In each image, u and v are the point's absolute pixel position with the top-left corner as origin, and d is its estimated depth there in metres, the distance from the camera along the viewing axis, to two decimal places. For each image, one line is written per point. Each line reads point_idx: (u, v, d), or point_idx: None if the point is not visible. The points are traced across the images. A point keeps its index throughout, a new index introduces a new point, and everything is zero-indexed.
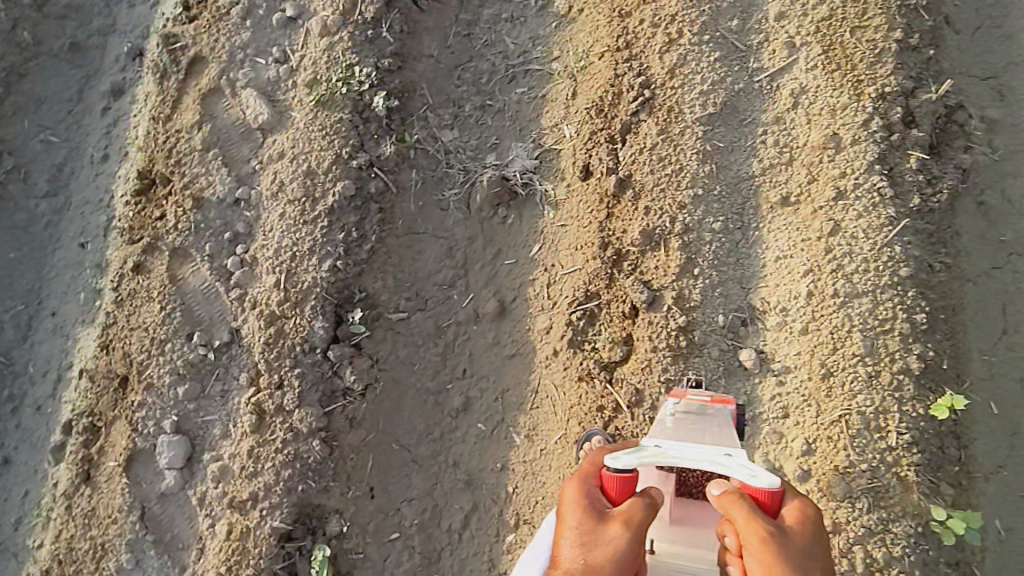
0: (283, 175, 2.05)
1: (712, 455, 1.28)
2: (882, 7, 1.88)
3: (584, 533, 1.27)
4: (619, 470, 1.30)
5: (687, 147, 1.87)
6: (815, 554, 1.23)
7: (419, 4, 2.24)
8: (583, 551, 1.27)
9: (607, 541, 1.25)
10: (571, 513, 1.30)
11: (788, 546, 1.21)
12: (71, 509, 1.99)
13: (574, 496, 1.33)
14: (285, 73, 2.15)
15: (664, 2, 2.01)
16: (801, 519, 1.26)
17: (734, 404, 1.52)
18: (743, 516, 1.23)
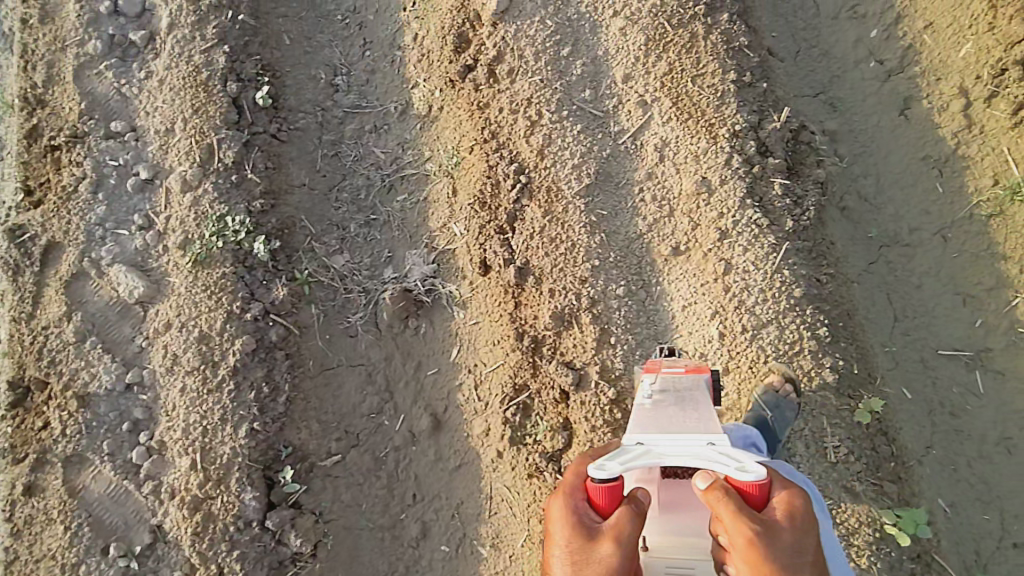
0: (175, 347, 1.95)
1: (697, 449, 1.27)
2: (713, 54, 2.03)
3: (574, 551, 1.26)
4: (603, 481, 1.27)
5: (574, 222, 1.92)
6: (801, 548, 1.21)
7: (279, 137, 2.23)
8: (575, 569, 1.25)
9: (598, 558, 1.23)
10: (560, 532, 1.28)
11: (774, 544, 1.19)
12: None
13: (561, 511, 1.31)
14: (153, 238, 2.06)
15: (517, 87, 2.07)
16: (790, 511, 1.23)
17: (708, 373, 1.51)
18: (728, 513, 1.20)
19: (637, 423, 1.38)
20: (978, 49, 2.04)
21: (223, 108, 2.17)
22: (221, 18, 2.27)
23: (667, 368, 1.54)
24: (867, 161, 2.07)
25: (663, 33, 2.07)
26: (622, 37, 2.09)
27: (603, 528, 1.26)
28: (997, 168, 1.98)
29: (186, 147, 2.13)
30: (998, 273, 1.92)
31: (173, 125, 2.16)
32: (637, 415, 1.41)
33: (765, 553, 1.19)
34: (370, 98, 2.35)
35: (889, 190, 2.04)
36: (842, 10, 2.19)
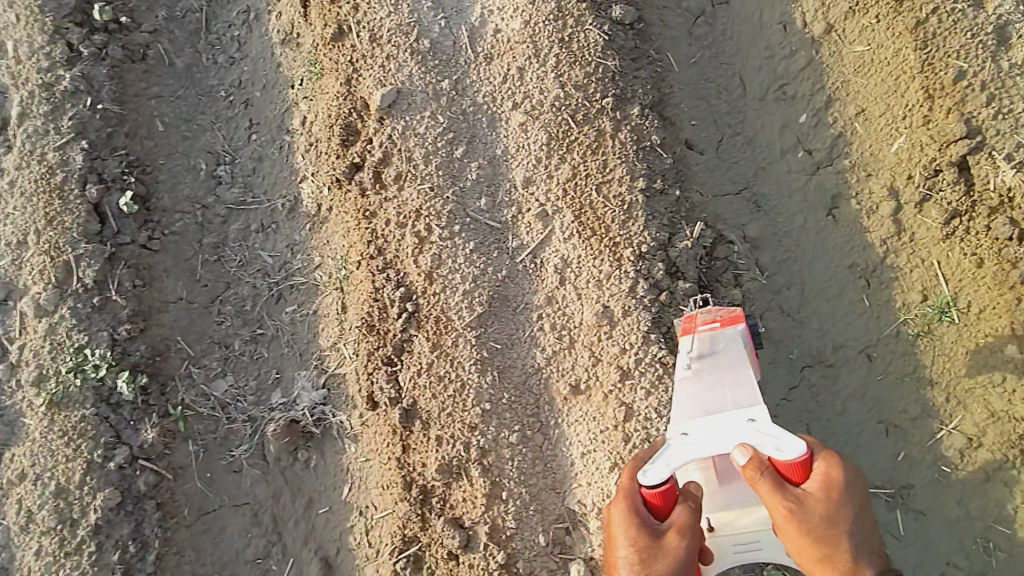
0: (29, 501, 1.83)
1: (737, 430, 1.53)
2: (621, 157, 1.83)
3: (642, 549, 1.47)
4: (655, 485, 1.50)
5: (463, 358, 1.77)
6: (836, 514, 1.46)
7: (150, 245, 2.03)
8: (642, 564, 1.47)
9: (666, 552, 1.46)
10: (624, 534, 1.49)
11: (814, 516, 1.44)
12: None
13: (621, 516, 1.51)
14: (4, 371, 1.92)
15: (405, 196, 1.88)
16: (827, 484, 1.47)
17: (744, 326, 1.60)
18: (767, 490, 1.46)
19: (681, 409, 1.59)
20: (911, 144, 1.86)
21: (81, 218, 1.97)
22: (78, 107, 2.03)
23: (704, 324, 1.62)
24: (792, 269, 1.89)
25: (566, 131, 1.85)
26: (523, 134, 1.88)
27: (663, 523, 1.49)
28: (926, 282, 1.82)
29: (39, 265, 1.95)
30: (924, 400, 1.77)
31: (25, 237, 1.98)
32: (681, 395, 1.60)
33: (807, 524, 1.44)
34: (257, 190, 2.14)
35: (812, 302, 1.88)
36: (769, 91, 1.97)
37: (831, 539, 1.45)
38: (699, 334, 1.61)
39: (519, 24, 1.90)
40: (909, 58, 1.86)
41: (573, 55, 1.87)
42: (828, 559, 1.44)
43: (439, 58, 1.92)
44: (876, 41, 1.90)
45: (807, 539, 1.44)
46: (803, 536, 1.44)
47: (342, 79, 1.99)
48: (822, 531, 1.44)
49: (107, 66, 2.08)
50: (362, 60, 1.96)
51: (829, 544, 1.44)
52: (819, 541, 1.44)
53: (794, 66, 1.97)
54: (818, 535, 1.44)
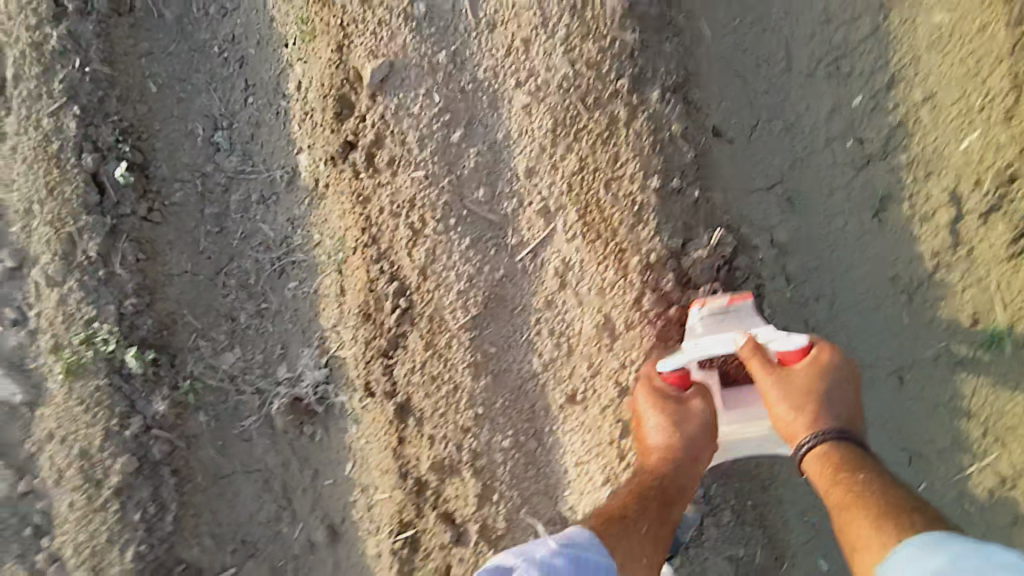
0: (60, 459, 1.98)
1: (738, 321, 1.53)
2: (635, 148, 1.64)
3: (670, 415, 1.50)
4: (672, 369, 1.53)
5: (457, 360, 1.74)
6: (821, 390, 1.44)
7: (151, 218, 2.03)
8: (674, 430, 1.49)
9: (694, 414, 1.50)
10: (652, 409, 1.53)
11: (795, 383, 1.44)
12: None
13: (645, 394, 1.56)
14: (26, 338, 2.02)
15: (399, 183, 1.77)
16: (815, 363, 1.47)
17: (750, 296, 1.56)
18: (756, 365, 1.47)
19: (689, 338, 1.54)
20: (986, 142, 1.60)
21: (81, 188, 1.94)
22: (68, 70, 1.95)
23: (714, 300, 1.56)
24: (824, 278, 1.72)
25: (574, 117, 1.67)
26: (527, 118, 1.71)
27: (686, 392, 1.54)
28: (979, 305, 1.62)
29: (46, 235, 1.97)
30: (954, 432, 1.64)
31: (30, 205, 1.98)
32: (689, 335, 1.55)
33: (789, 391, 1.44)
34: (256, 158, 2.06)
35: (842, 315, 1.71)
36: (820, 65, 1.71)
37: (811, 409, 1.43)
38: (709, 305, 1.55)
39: None
40: (998, 37, 1.58)
41: (585, 27, 1.66)
42: (804, 426, 1.43)
43: (435, 24, 1.76)
44: (960, 9, 1.61)
45: (786, 405, 1.44)
46: (783, 403, 1.44)
47: (332, 46, 1.85)
48: (803, 400, 1.43)
49: (93, 23, 1.99)
50: (353, 25, 1.82)
51: (809, 413, 1.43)
52: (796, 408, 1.43)
53: (854, 35, 1.69)
54: (797, 400, 1.43)
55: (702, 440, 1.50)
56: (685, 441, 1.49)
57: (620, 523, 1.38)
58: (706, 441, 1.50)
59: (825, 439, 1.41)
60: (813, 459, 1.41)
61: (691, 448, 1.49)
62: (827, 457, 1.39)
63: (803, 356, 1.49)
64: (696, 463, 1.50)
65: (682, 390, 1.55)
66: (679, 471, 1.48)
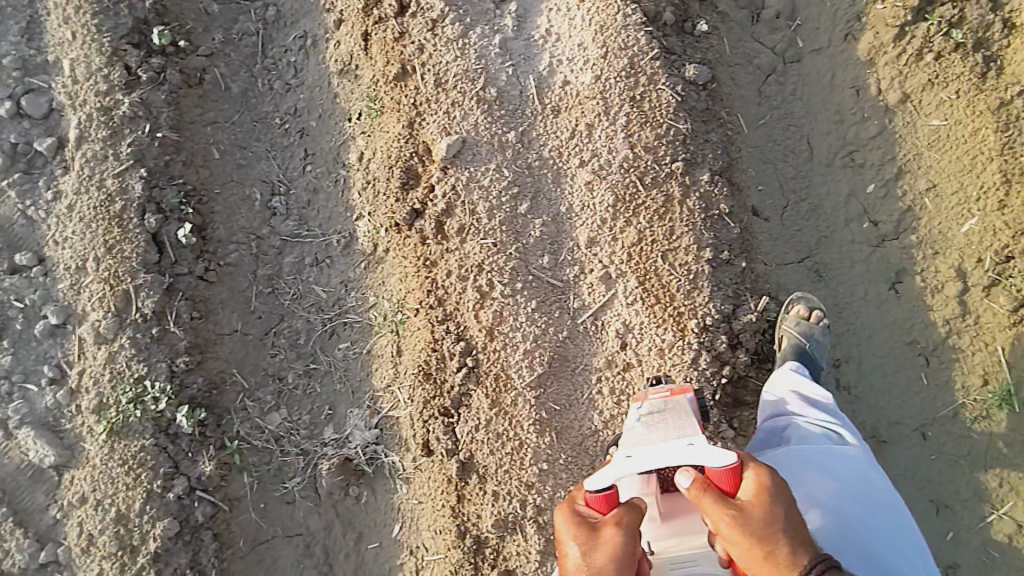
0: (90, 526, 1.88)
1: (681, 452, 1.29)
2: (687, 223, 1.88)
3: (582, 545, 1.28)
4: (601, 489, 1.31)
5: (522, 417, 1.85)
6: (777, 518, 1.25)
7: (207, 277, 2.04)
8: (585, 562, 1.27)
9: (606, 544, 1.27)
10: (567, 534, 1.32)
11: (752, 519, 1.24)
12: None
13: (563, 517, 1.35)
14: (64, 397, 1.95)
15: (467, 249, 1.92)
16: (762, 489, 1.27)
17: (690, 395, 1.50)
18: (706, 502, 1.27)
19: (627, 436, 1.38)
20: (983, 227, 1.88)
21: (140, 247, 1.97)
22: (137, 134, 2.01)
23: (654, 394, 1.54)
24: (850, 342, 1.92)
25: (634, 193, 1.89)
26: (589, 194, 1.91)
27: (606, 518, 1.31)
28: (988, 366, 1.85)
29: (98, 291, 1.96)
30: (975, 482, 1.82)
31: (84, 262, 1.98)
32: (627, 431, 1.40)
33: (747, 532, 1.23)
34: (312, 223, 2.12)
35: (868, 376, 1.90)
36: (837, 156, 1.98)
37: (778, 545, 1.23)
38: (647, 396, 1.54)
39: (589, 79, 1.93)
40: (989, 140, 1.88)
41: (644, 116, 1.91)
42: (780, 567, 1.22)
43: (506, 107, 1.96)
44: (953, 117, 1.92)
45: (751, 546, 1.23)
46: (747, 545, 1.23)
47: (404, 121, 2.01)
48: (764, 536, 1.23)
49: (165, 92, 2.06)
50: (426, 104, 1.99)
51: (779, 552, 1.23)
52: (768, 552, 1.22)
53: (866, 133, 1.97)
54: (760, 537, 1.23)
55: (618, 574, 1.25)
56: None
57: None
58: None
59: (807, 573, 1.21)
60: None
61: None
62: None
63: (745, 483, 1.29)
64: None
65: (606, 513, 1.32)
66: None
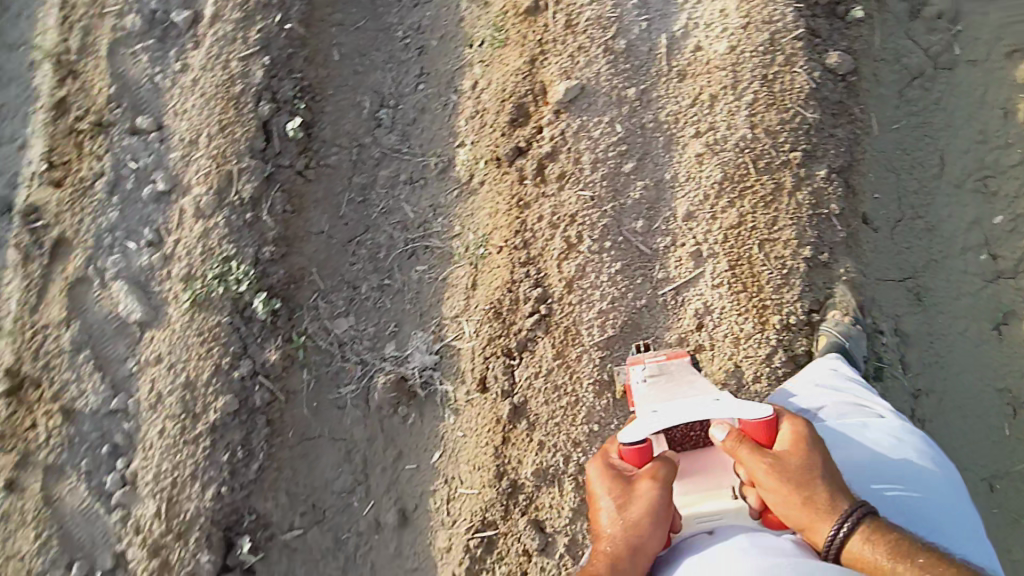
0: (161, 385, 1.99)
1: (709, 407, 1.37)
2: (793, 216, 1.81)
3: (617, 497, 1.37)
4: (632, 443, 1.39)
5: (584, 375, 1.86)
6: (815, 465, 1.33)
7: (305, 174, 2.08)
8: (620, 514, 1.35)
9: (641, 497, 1.35)
10: (602, 488, 1.40)
11: (789, 466, 1.32)
12: None
13: (598, 470, 1.44)
14: (158, 260, 2.04)
15: (563, 197, 1.91)
16: (798, 439, 1.35)
17: (687, 358, 1.69)
18: (742, 451, 1.35)
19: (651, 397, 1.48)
20: None
21: (251, 132, 2.03)
22: (267, 22, 2.08)
23: (650, 359, 1.71)
24: (937, 373, 1.82)
25: (743, 174, 1.84)
26: (697, 166, 1.87)
27: (639, 472, 1.39)
28: None
29: (206, 167, 2.03)
30: None
31: (198, 137, 2.05)
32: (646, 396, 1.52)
33: (787, 478, 1.31)
34: (413, 142, 2.13)
35: (948, 414, 1.80)
36: (970, 178, 1.88)
37: (816, 491, 1.31)
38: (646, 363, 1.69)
39: (724, 48, 1.90)
40: None
41: (772, 96, 1.85)
42: (821, 514, 1.29)
43: (631, 63, 1.93)
44: None
45: (790, 492, 1.30)
46: (787, 491, 1.30)
47: (525, 58, 2.00)
48: (802, 482, 1.31)
49: None
50: (551, 44, 1.98)
51: (817, 497, 1.30)
52: (807, 498, 1.30)
53: (1007, 160, 1.87)
54: (798, 483, 1.31)
55: (653, 526, 1.33)
56: (630, 529, 1.34)
57: None
58: (657, 528, 1.33)
59: (850, 522, 1.28)
60: (851, 547, 1.26)
61: (639, 538, 1.33)
62: (860, 539, 1.27)
63: (780, 433, 1.37)
64: (644, 553, 1.33)
65: (639, 467, 1.40)
66: (624, 558, 1.32)
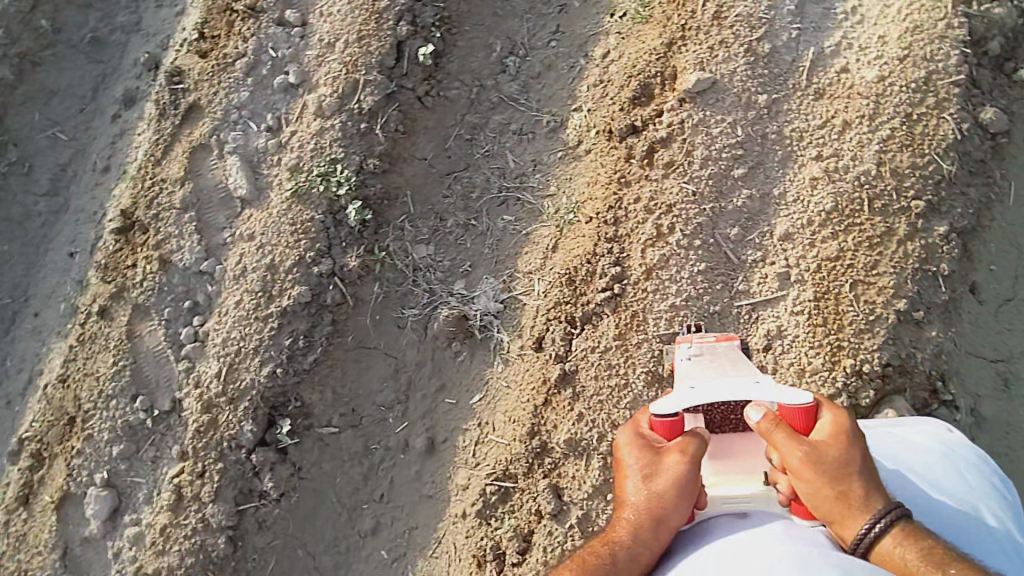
0: (247, 261, 2.14)
1: (747, 390, 1.36)
2: (895, 265, 1.75)
3: (644, 466, 1.43)
4: (664, 415, 1.43)
5: (639, 364, 1.88)
6: (853, 460, 1.36)
7: (423, 100, 2.14)
8: (646, 484, 1.41)
9: (667, 470, 1.39)
10: (631, 456, 1.46)
11: (828, 457, 1.34)
12: (8, 525, 2.19)
13: (628, 437, 1.50)
14: (272, 146, 2.16)
15: (665, 186, 1.89)
16: (838, 431, 1.38)
17: (737, 340, 1.69)
18: (779, 436, 1.35)
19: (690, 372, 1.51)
20: None
21: (385, 48, 2.08)
22: None
23: (699, 334, 1.71)
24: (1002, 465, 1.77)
25: (855, 210, 1.78)
26: (809, 189, 1.82)
27: (669, 444, 1.42)
28: None
29: (336, 71, 2.11)
30: None
31: (335, 40, 2.13)
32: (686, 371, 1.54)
33: (826, 469, 1.33)
34: (531, 95, 2.14)
35: None
36: None
37: (851, 487, 1.34)
38: (694, 337, 1.70)
39: (873, 76, 1.81)
40: None
41: (909, 138, 1.77)
42: (855, 509, 1.33)
43: (771, 68, 1.87)
44: None
45: (827, 483, 1.33)
46: (823, 482, 1.32)
47: (665, 39, 1.96)
48: (839, 475, 1.34)
49: None
50: (695, 30, 1.93)
51: (851, 492, 1.34)
52: (842, 491, 1.33)
53: None
54: (836, 474, 1.34)
55: (677, 499, 1.38)
56: (653, 500, 1.40)
57: (581, 560, 1.47)
58: (681, 501, 1.38)
59: (882, 520, 1.33)
60: (880, 544, 1.32)
61: (662, 509, 1.39)
62: (890, 537, 1.32)
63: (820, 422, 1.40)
64: (668, 523, 1.39)
65: (669, 437, 1.43)
66: (649, 525, 1.40)
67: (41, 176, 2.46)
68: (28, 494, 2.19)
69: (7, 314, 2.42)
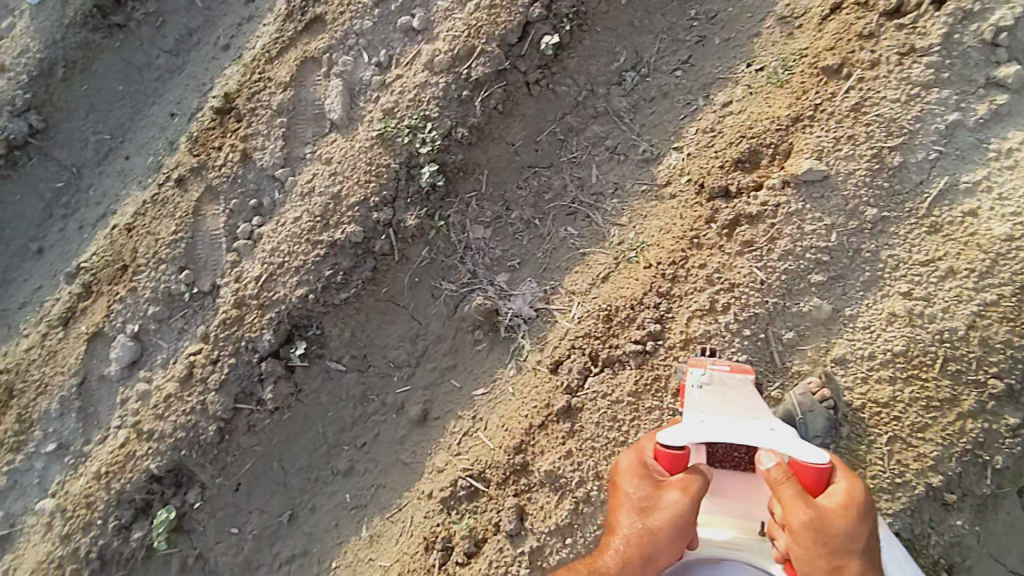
0: (318, 182, 2.16)
1: (763, 437, 1.38)
2: (945, 436, 1.64)
3: (642, 498, 1.46)
4: (671, 446, 1.44)
5: (643, 428, 1.83)
6: (855, 537, 1.36)
7: (531, 88, 2.08)
8: (642, 516, 1.45)
9: (663, 506, 1.42)
10: (630, 484, 1.49)
11: (830, 529, 1.34)
12: (45, 337, 2.38)
13: (631, 463, 1.52)
14: (376, 82, 2.16)
15: (737, 262, 1.79)
16: (848, 502, 1.37)
17: (751, 375, 1.69)
18: (785, 492, 1.37)
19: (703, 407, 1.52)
20: None
21: (512, 24, 2.00)
22: None
23: (713, 365, 1.70)
24: None
25: (921, 364, 1.66)
26: (883, 322, 1.69)
27: (670, 479, 1.46)
28: None
29: (458, 30, 2.05)
30: None
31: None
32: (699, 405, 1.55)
33: (825, 540, 1.33)
34: (637, 116, 2.05)
35: None
36: None
37: (847, 561, 1.35)
38: (709, 368, 1.68)
39: (999, 232, 1.63)
40: None
41: (1012, 310, 1.61)
42: None
43: (891, 183, 1.71)
44: None
45: (822, 554, 1.34)
46: (818, 552, 1.34)
47: (792, 111, 1.81)
48: (837, 548, 1.35)
49: None
50: (828, 114, 1.77)
51: (847, 568, 1.35)
52: (838, 564, 1.35)
53: None
54: (835, 546, 1.34)
55: (671, 538, 1.41)
56: (647, 534, 1.43)
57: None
58: (674, 540, 1.41)
59: None
60: None
61: (654, 544, 1.42)
62: None
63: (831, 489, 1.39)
64: (659, 558, 1.42)
65: (672, 470, 1.46)
66: (640, 559, 1.43)
67: (168, 34, 2.55)
68: (70, 318, 2.37)
69: (102, 148, 2.57)
